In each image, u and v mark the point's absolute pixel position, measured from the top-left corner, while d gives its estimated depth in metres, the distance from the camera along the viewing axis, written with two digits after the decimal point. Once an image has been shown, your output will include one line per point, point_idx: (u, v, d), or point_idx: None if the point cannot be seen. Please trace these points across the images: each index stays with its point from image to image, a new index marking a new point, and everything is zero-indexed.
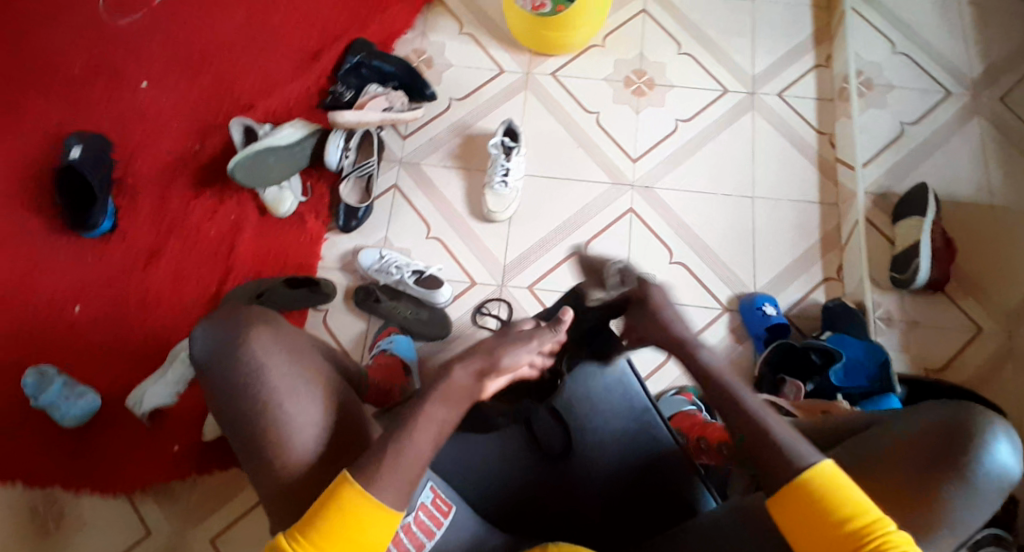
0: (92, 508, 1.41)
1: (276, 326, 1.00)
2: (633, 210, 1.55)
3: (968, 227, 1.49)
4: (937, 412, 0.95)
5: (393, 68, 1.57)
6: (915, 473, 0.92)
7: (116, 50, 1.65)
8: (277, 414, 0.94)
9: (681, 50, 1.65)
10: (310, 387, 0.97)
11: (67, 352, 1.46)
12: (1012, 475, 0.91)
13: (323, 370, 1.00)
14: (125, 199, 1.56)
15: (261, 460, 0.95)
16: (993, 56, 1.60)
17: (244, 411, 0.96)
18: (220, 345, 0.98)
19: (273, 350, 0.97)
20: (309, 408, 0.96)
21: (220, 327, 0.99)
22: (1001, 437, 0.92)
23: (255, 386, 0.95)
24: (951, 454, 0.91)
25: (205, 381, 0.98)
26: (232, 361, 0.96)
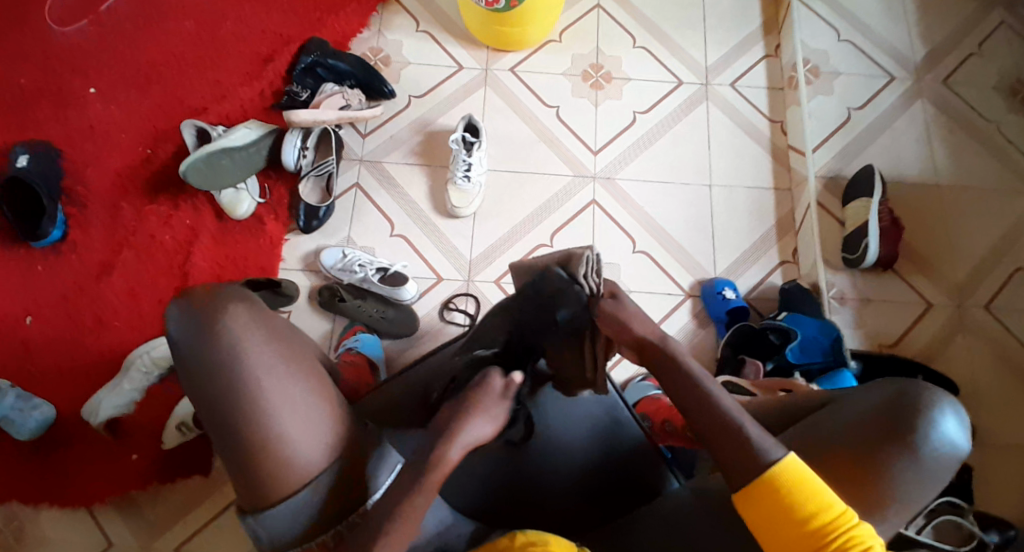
0: (52, 523, 1.38)
1: (255, 305, 0.94)
2: (596, 202, 1.56)
3: (914, 207, 1.56)
4: (891, 390, 0.97)
5: (348, 66, 1.56)
6: (870, 449, 0.94)
7: (56, 54, 1.57)
8: (261, 406, 0.89)
9: (636, 43, 1.67)
10: (295, 370, 0.93)
11: (20, 368, 1.41)
12: (960, 449, 0.95)
13: (304, 354, 0.96)
14: (74, 207, 1.49)
15: (241, 452, 0.89)
16: (933, 41, 1.67)
17: (224, 394, 0.90)
18: (198, 331, 0.91)
19: (254, 330, 0.91)
20: (295, 392, 0.91)
21: (197, 311, 0.91)
22: (949, 411, 0.95)
23: (237, 368, 0.90)
24: (903, 430, 0.94)
25: (180, 363, 0.91)
26: (211, 342, 0.90)
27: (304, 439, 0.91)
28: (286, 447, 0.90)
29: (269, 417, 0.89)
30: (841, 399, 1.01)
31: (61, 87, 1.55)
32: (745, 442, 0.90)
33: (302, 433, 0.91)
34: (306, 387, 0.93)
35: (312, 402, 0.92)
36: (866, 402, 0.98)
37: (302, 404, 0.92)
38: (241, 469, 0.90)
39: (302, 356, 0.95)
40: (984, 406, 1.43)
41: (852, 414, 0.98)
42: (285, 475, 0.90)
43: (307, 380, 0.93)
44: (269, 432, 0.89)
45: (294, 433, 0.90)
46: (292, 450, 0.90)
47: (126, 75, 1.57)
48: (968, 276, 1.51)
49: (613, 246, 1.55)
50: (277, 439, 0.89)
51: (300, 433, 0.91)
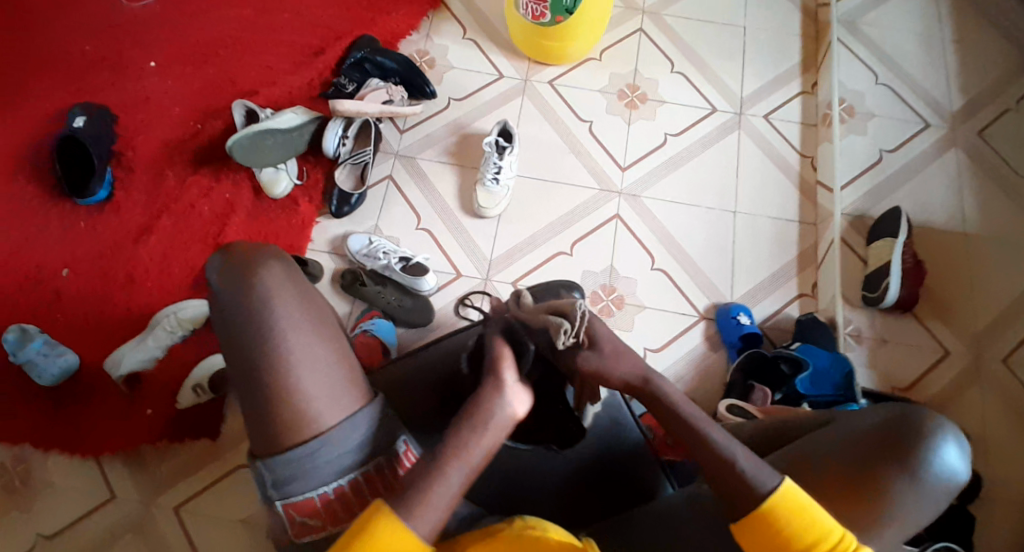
0: (61, 468, 1.42)
1: (289, 266, 1.03)
2: (619, 216, 1.59)
3: (939, 252, 1.55)
4: (892, 412, 0.98)
5: (395, 64, 1.63)
6: (868, 468, 0.94)
7: (124, 28, 1.67)
8: (282, 352, 0.96)
9: (674, 69, 1.71)
10: (318, 328, 0.99)
11: (51, 316, 1.47)
12: (959, 478, 0.95)
13: (329, 318, 1.03)
14: (122, 171, 1.57)
15: (261, 396, 0.96)
16: (971, 93, 1.68)
17: (249, 340, 0.97)
18: (234, 282, 0.99)
19: (286, 287, 1.00)
20: (314, 347, 0.98)
21: (236, 265, 1.00)
22: (950, 440, 0.96)
23: (264, 318, 0.97)
24: (902, 452, 0.94)
25: (216, 310, 1.00)
26: (245, 292, 0.98)
27: (318, 392, 0.96)
28: (301, 397, 0.95)
29: (287, 366, 0.96)
30: (842, 418, 1.01)
31: (124, 59, 1.65)
32: (730, 463, 0.89)
33: (316, 384, 0.96)
34: (326, 345, 0.99)
35: (329, 359, 0.98)
36: (866, 421, 0.98)
37: (321, 359, 0.97)
38: (257, 412, 0.96)
39: (326, 319, 1.02)
40: (995, 458, 1.40)
41: (851, 431, 0.98)
42: (297, 425, 0.95)
43: (327, 339, 0.99)
44: (286, 380, 0.95)
45: (308, 384, 0.96)
46: (306, 399, 0.95)
47: (185, 54, 1.66)
48: (988, 326, 1.49)
49: (631, 260, 1.56)
50: (292, 387, 0.95)
51: (314, 385, 0.96)
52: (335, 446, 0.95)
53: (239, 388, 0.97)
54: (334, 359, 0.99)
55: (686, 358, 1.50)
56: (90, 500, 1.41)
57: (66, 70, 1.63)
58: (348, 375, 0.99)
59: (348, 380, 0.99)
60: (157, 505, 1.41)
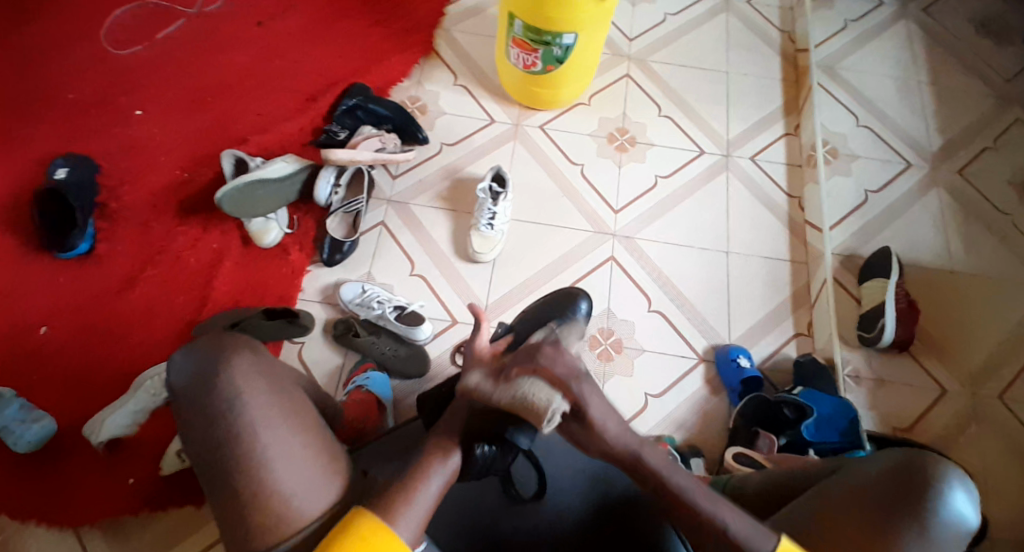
0: (36, 539, 1.34)
1: (258, 357, 1.06)
2: (614, 258, 1.59)
3: (929, 291, 1.57)
4: (899, 459, 1.01)
5: (387, 112, 1.61)
6: (880, 520, 0.97)
7: (109, 76, 1.64)
8: (250, 437, 0.98)
9: (662, 112, 1.74)
10: (289, 421, 1.01)
11: (29, 375, 1.40)
12: (969, 524, 0.97)
13: (299, 401, 1.05)
14: (105, 221, 1.52)
15: (230, 485, 0.97)
16: (949, 134, 1.73)
17: (220, 438, 0.98)
18: (197, 373, 1.02)
19: (254, 380, 1.02)
20: (287, 440, 0.99)
21: (199, 355, 1.04)
22: (957, 487, 0.98)
23: (233, 415, 0.99)
24: (913, 503, 0.97)
25: (181, 411, 1.02)
26: (213, 388, 1.01)
27: (296, 484, 0.97)
28: (277, 492, 0.96)
29: (260, 461, 0.97)
30: (850, 467, 1.04)
31: (108, 107, 1.61)
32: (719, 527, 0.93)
33: (289, 468, 0.97)
34: (300, 437, 1.00)
35: (306, 451, 0.99)
36: (873, 471, 1.01)
37: (296, 452, 0.99)
38: (230, 511, 0.96)
39: (298, 408, 1.04)
40: (997, 495, 1.40)
41: (859, 482, 1.00)
42: (273, 514, 0.95)
43: (300, 430, 1.01)
44: (262, 470, 0.97)
45: (285, 477, 0.97)
46: (283, 494, 0.96)
47: (172, 102, 1.63)
48: (981, 363, 1.52)
49: (629, 303, 1.56)
50: (269, 482, 0.96)
51: (291, 477, 0.97)
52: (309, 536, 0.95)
53: (208, 489, 0.98)
54: (310, 450, 1.00)
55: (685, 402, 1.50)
56: None
57: (46, 119, 1.59)
58: (327, 463, 1.00)
59: (325, 470, 1.00)
60: None
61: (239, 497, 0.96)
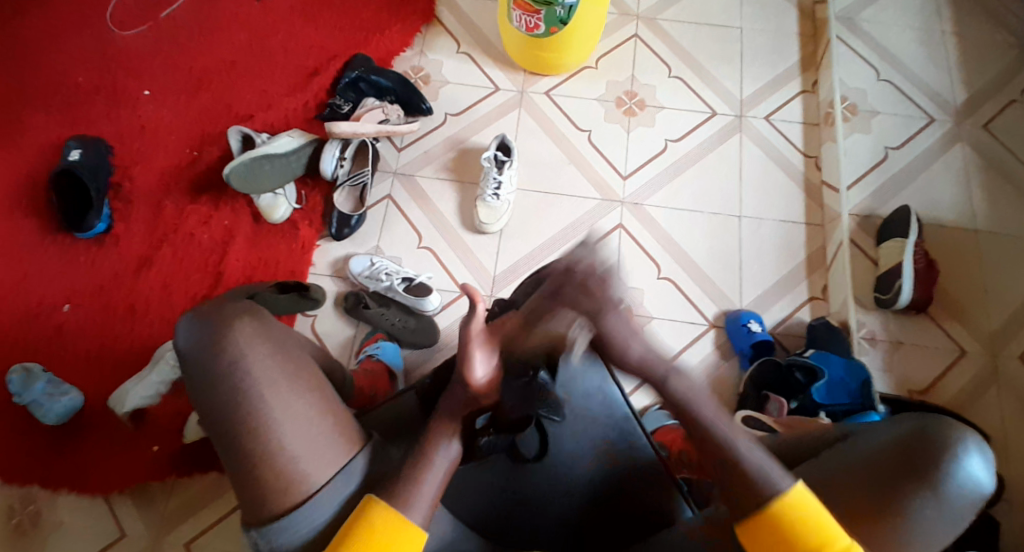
0: (70, 507, 1.41)
1: (262, 318, 1.03)
2: (621, 226, 1.57)
3: (951, 251, 1.52)
4: (909, 424, 0.94)
5: (389, 82, 1.61)
6: (888, 488, 0.91)
7: (117, 58, 1.67)
8: (258, 407, 0.98)
9: (672, 73, 1.69)
10: (294, 387, 1.00)
11: (53, 354, 1.46)
12: (983, 489, 0.91)
13: (307, 367, 1.04)
14: (120, 203, 1.56)
15: (241, 455, 0.97)
16: (976, 85, 1.66)
17: (227, 403, 0.98)
18: (203, 339, 1.00)
19: (259, 344, 1.00)
20: (294, 405, 0.99)
21: (203, 321, 1.01)
22: (972, 451, 0.92)
23: (239, 379, 0.98)
24: (923, 467, 0.91)
25: (187, 374, 1.01)
26: (216, 351, 0.99)
27: (302, 451, 0.97)
28: (285, 459, 0.97)
29: (267, 427, 0.97)
30: (858, 435, 0.98)
31: (118, 90, 1.64)
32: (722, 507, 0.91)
33: (297, 440, 0.97)
34: (306, 402, 1.00)
35: (312, 416, 1.00)
36: (876, 441, 0.95)
37: (302, 418, 0.99)
38: (241, 475, 0.97)
39: (304, 368, 1.03)
40: (1015, 457, 1.37)
41: (865, 450, 0.95)
42: (284, 489, 0.96)
43: (306, 393, 1.00)
44: (270, 440, 0.97)
45: (292, 444, 0.97)
46: (291, 461, 0.97)
47: (179, 81, 1.65)
48: (1003, 322, 1.47)
49: (637, 270, 1.54)
50: (276, 448, 0.97)
51: (298, 444, 0.97)
52: (322, 506, 0.97)
53: (221, 451, 0.99)
54: (317, 414, 1.00)
55: (697, 368, 1.49)
56: (102, 539, 1.40)
57: (61, 103, 1.63)
58: (334, 427, 1.01)
59: (332, 435, 1.00)
60: (168, 543, 1.40)
61: (248, 462, 0.97)
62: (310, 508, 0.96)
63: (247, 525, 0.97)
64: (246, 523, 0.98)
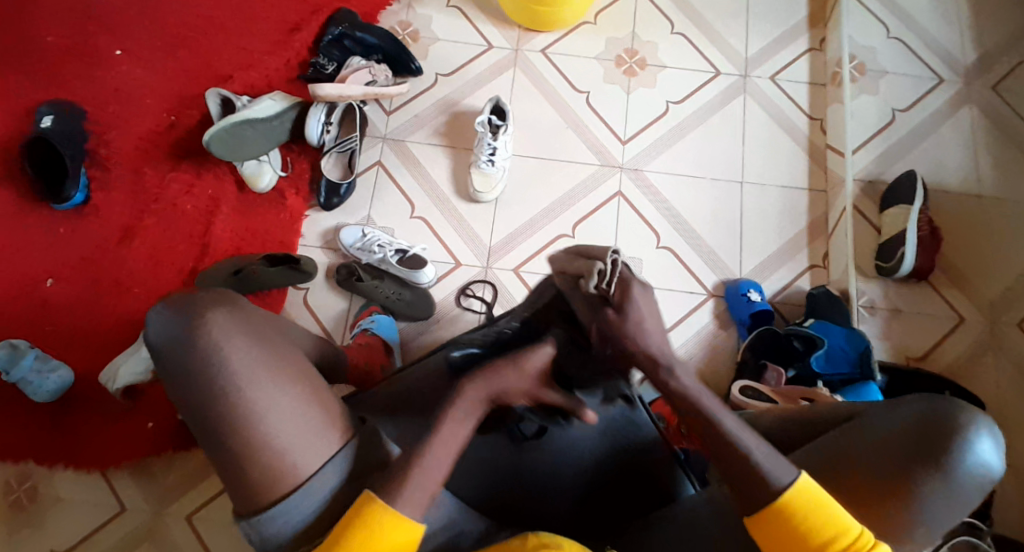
0: (66, 482, 1.39)
1: (237, 307, 0.96)
2: (621, 193, 1.52)
3: (953, 216, 1.50)
4: (923, 407, 0.93)
5: (376, 40, 1.54)
6: (900, 472, 0.90)
7: (86, 16, 1.58)
8: (239, 400, 0.90)
9: (675, 29, 1.63)
10: (277, 376, 0.92)
11: (37, 329, 1.42)
12: (994, 472, 0.90)
13: (289, 354, 0.96)
14: (98, 171, 1.50)
15: (227, 449, 0.91)
16: (986, 44, 1.60)
17: (205, 399, 0.91)
18: (175, 332, 0.92)
19: (236, 335, 0.92)
20: (276, 396, 0.91)
21: (174, 312, 0.93)
22: (984, 435, 0.90)
23: (216, 374, 0.91)
24: (936, 453, 0.89)
25: (160, 370, 0.93)
26: (191, 343, 0.91)
27: (290, 441, 0.91)
28: (273, 450, 0.90)
29: (250, 420, 0.90)
30: (868, 413, 0.96)
31: (89, 50, 1.56)
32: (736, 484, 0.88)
33: (286, 432, 0.91)
34: (290, 392, 0.92)
35: (297, 405, 0.92)
36: (887, 423, 0.93)
37: (288, 408, 0.91)
38: (227, 468, 0.91)
39: (286, 355, 0.95)
40: (1013, 426, 1.37)
41: (877, 431, 0.93)
42: (274, 483, 0.90)
43: (290, 383, 0.93)
44: (255, 432, 0.90)
45: (278, 435, 0.90)
46: (280, 453, 0.90)
47: (154, 40, 1.58)
48: (1003, 289, 1.46)
49: (636, 239, 1.50)
50: (262, 442, 0.90)
51: (287, 434, 0.91)
52: (315, 495, 0.91)
53: (204, 445, 0.92)
54: (304, 404, 0.93)
55: (695, 339, 1.46)
56: (98, 516, 1.37)
57: (30, 64, 1.55)
58: (322, 417, 0.93)
59: (322, 424, 0.93)
60: (167, 517, 1.38)
61: (232, 457, 0.90)
62: (303, 498, 0.90)
63: (236, 516, 0.91)
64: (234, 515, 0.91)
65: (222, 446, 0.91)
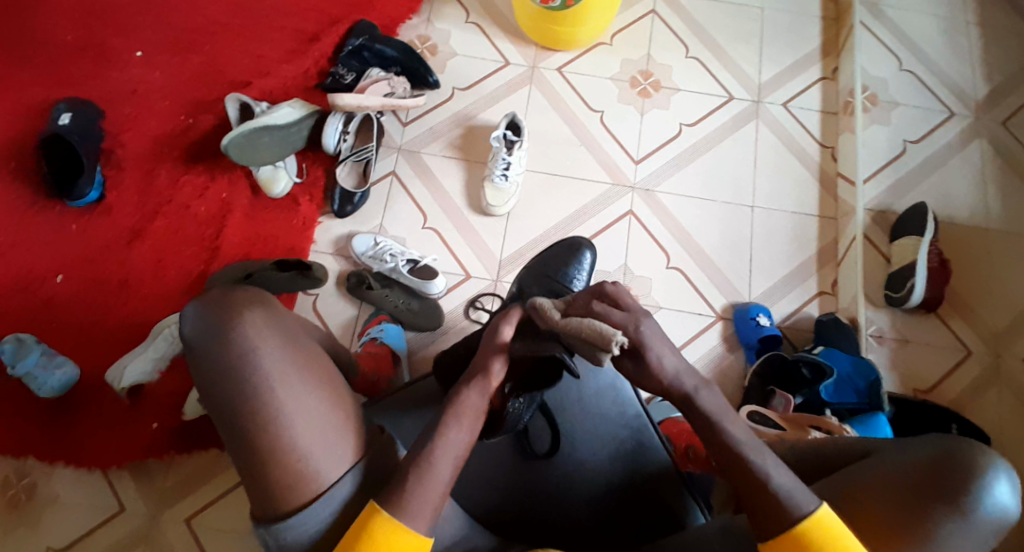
0: (64, 481, 1.37)
1: (270, 307, 0.97)
2: (632, 212, 1.53)
3: (962, 249, 1.50)
4: (940, 448, 0.92)
5: (394, 52, 1.56)
6: (915, 515, 0.89)
7: (110, 19, 1.61)
8: (267, 399, 0.90)
9: (689, 54, 1.66)
10: (307, 379, 0.93)
11: (45, 325, 1.41)
12: (1010, 515, 0.89)
13: (317, 356, 0.97)
14: (114, 171, 1.51)
15: (244, 449, 0.90)
16: (996, 80, 1.63)
17: (232, 396, 0.91)
18: (210, 327, 0.93)
19: (271, 335, 0.93)
20: (305, 397, 0.91)
21: (212, 308, 0.94)
22: (1002, 476, 0.89)
23: (247, 371, 0.91)
24: (953, 492, 0.88)
25: (191, 363, 0.93)
26: (224, 341, 0.92)
27: (313, 446, 0.90)
28: (295, 454, 0.89)
29: (276, 420, 0.90)
30: (882, 452, 0.96)
31: (111, 52, 1.58)
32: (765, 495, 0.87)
33: (311, 436, 0.90)
34: (317, 395, 0.92)
35: (321, 408, 0.92)
36: (903, 463, 0.92)
37: (314, 411, 0.92)
38: (247, 470, 0.90)
39: (314, 359, 0.96)
40: (1020, 460, 1.37)
41: (890, 471, 0.92)
42: (293, 487, 0.89)
43: (318, 385, 0.93)
44: (279, 434, 0.89)
45: (303, 439, 0.90)
46: (302, 457, 0.89)
47: (175, 45, 1.59)
48: (1012, 322, 1.46)
49: (646, 258, 1.51)
50: (286, 443, 0.89)
51: (309, 438, 0.90)
52: (333, 503, 0.90)
53: (227, 444, 0.91)
54: (329, 408, 0.93)
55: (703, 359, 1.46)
56: (96, 516, 1.36)
57: (52, 63, 1.57)
58: (346, 422, 0.94)
59: (346, 429, 0.93)
60: (165, 519, 1.36)
61: (254, 458, 0.90)
62: (322, 505, 0.89)
63: (253, 520, 0.90)
64: (252, 518, 0.90)
65: (234, 440, 0.90)
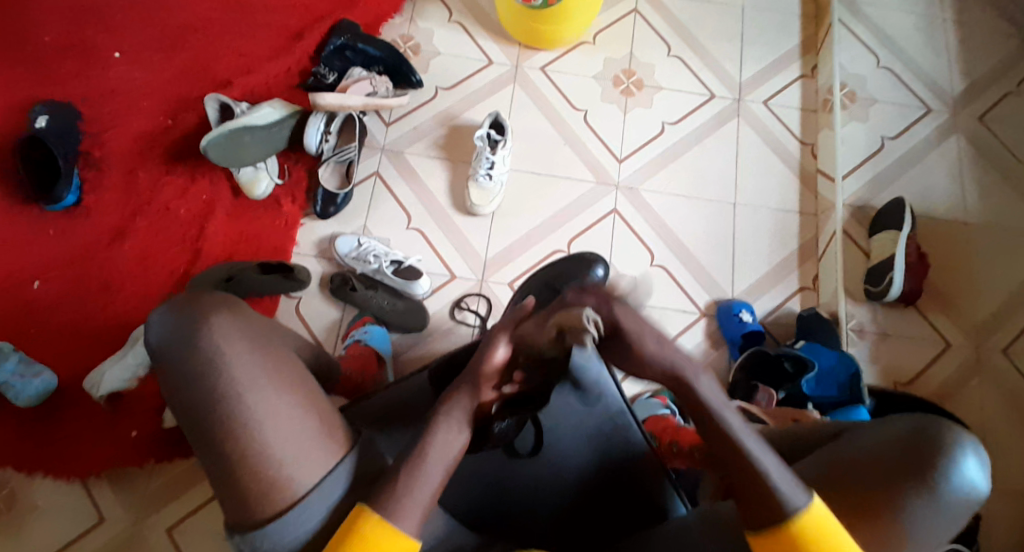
0: (45, 491, 1.35)
1: (238, 311, 0.96)
2: (616, 211, 1.54)
3: (941, 243, 1.53)
4: (913, 425, 0.93)
5: (378, 51, 1.54)
6: (887, 493, 0.90)
7: (85, 17, 1.58)
8: (238, 406, 0.89)
9: (671, 52, 1.66)
10: (278, 384, 0.92)
11: (22, 330, 1.39)
12: (980, 491, 0.90)
13: (290, 360, 0.96)
14: (92, 173, 1.48)
15: (219, 458, 0.89)
16: (973, 75, 1.66)
17: (205, 402, 0.90)
18: (177, 337, 0.92)
19: (237, 341, 0.92)
20: (277, 402, 0.90)
21: (177, 317, 0.93)
22: (970, 453, 0.91)
23: (217, 379, 0.90)
24: (924, 471, 0.90)
25: (161, 371, 0.93)
26: (192, 350, 0.91)
27: (288, 452, 0.89)
28: (270, 461, 0.88)
29: (247, 426, 0.89)
30: (854, 432, 0.97)
31: (85, 50, 1.55)
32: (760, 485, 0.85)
33: (285, 444, 0.89)
34: (289, 398, 0.91)
35: (295, 411, 0.91)
36: (875, 441, 0.94)
37: (284, 415, 0.90)
38: (223, 479, 0.89)
39: (286, 364, 0.95)
40: (998, 450, 1.39)
41: (864, 449, 0.94)
42: (268, 494, 0.88)
43: (289, 390, 0.92)
44: (252, 443, 0.89)
45: (276, 445, 0.89)
46: (275, 463, 0.88)
47: (152, 44, 1.57)
48: (988, 314, 1.49)
49: (631, 256, 1.52)
50: (260, 448, 0.88)
51: (283, 443, 0.89)
52: (313, 512, 0.89)
53: (200, 451, 0.91)
54: (300, 411, 0.92)
55: (689, 355, 1.47)
56: (76, 526, 1.34)
57: (25, 62, 1.54)
58: (319, 426, 0.92)
59: (320, 434, 0.92)
60: (150, 526, 1.34)
61: (228, 466, 0.89)
62: (298, 515, 0.88)
63: (232, 530, 0.89)
64: (230, 529, 0.90)
65: (220, 450, 0.89)
